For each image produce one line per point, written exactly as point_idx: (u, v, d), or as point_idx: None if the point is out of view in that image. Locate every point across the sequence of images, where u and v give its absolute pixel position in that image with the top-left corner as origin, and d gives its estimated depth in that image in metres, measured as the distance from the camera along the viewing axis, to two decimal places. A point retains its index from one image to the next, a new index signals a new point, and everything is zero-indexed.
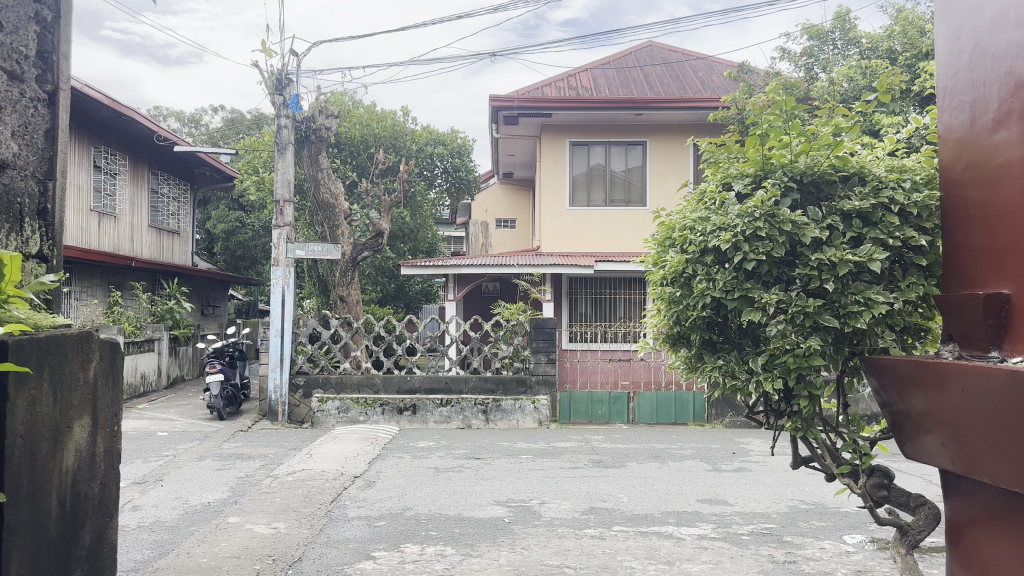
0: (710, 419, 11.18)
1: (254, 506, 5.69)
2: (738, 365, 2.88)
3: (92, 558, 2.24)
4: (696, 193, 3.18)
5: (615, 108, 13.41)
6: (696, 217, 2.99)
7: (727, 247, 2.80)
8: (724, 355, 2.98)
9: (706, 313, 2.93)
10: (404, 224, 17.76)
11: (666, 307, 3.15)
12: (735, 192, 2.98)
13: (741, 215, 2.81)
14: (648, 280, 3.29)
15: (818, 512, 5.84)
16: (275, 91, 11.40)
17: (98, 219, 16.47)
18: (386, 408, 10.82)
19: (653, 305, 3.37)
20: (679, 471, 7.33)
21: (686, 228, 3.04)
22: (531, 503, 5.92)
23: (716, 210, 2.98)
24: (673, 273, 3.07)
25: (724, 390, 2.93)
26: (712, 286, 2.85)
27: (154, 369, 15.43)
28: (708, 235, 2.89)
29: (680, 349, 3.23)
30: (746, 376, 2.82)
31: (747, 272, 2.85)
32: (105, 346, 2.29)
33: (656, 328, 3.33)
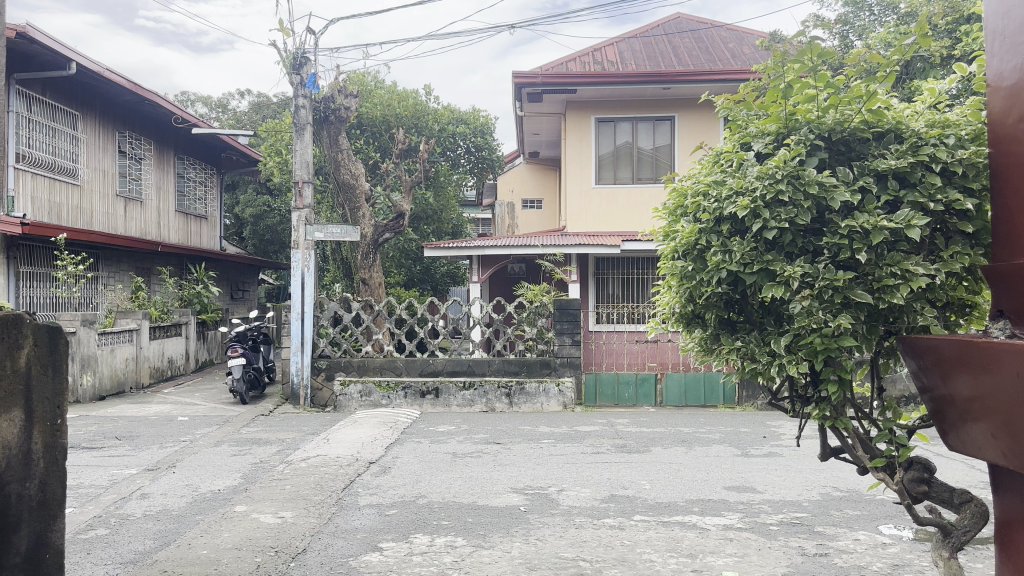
0: (741, 401, 10.83)
1: (262, 494, 5.54)
2: (759, 346, 2.56)
3: (28, 551, 2.57)
4: (710, 157, 2.88)
5: (641, 82, 13.02)
6: (710, 181, 2.69)
7: (745, 214, 2.50)
8: (743, 335, 2.68)
9: (721, 289, 2.62)
10: (426, 205, 17.61)
11: (678, 284, 2.85)
12: (754, 152, 2.67)
13: (760, 178, 2.51)
14: (658, 254, 2.99)
15: (852, 500, 5.54)
16: (293, 70, 11.19)
17: (123, 205, 16.50)
18: (408, 391, 10.69)
19: (665, 282, 3.08)
20: (706, 456, 7.04)
21: (700, 194, 2.74)
22: (549, 490, 5.69)
23: (733, 172, 2.67)
24: (684, 245, 2.76)
25: (742, 374, 2.64)
26: (728, 259, 2.55)
27: (181, 353, 15.46)
28: (723, 202, 2.59)
29: (695, 330, 2.94)
30: (766, 358, 2.51)
31: (769, 242, 2.55)
32: (41, 332, 2.61)
33: (668, 307, 3.05)
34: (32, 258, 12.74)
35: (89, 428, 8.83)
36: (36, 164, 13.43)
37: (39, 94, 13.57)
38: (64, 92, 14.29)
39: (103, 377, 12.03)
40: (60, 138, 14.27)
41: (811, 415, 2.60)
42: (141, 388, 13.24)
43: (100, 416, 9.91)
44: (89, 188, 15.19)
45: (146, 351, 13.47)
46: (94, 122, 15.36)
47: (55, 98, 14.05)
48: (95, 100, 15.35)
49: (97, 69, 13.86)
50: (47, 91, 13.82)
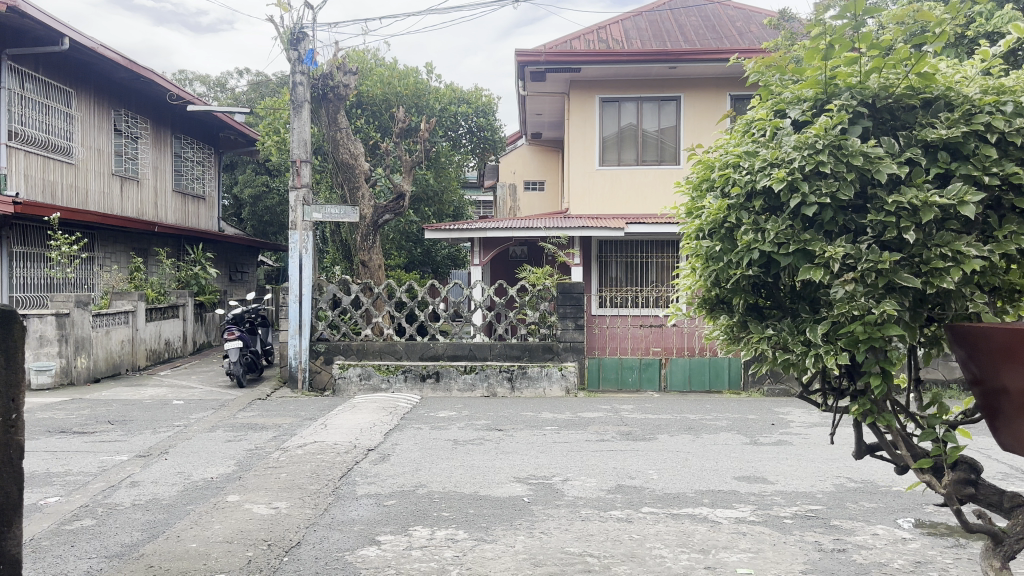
0: (746, 386, 10.66)
1: (256, 483, 5.34)
2: (793, 335, 2.33)
3: None
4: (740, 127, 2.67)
5: (647, 61, 12.73)
6: (742, 151, 2.46)
7: (781, 187, 2.28)
8: (774, 322, 2.46)
9: (751, 272, 2.39)
10: (427, 186, 17.33)
11: (703, 266, 2.63)
12: (790, 119, 2.45)
13: (798, 148, 2.28)
14: (681, 232, 2.77)
15: (867, 492, 5.35)
16: (290, 46, 10.89)
17: (119, 184, 16.23)
18: (408, 375, 10.46)
19: (688, 263, 2.86)
20: (714, 444, 6.83)
21: (729, 166, 2.52)
22: (552, 480, 5.50)
23: (767, 142, 2.45)
24: (712, 222, 2.54)
25: (773, 365, 2.41)
26: (760, 239, 2.32)
27: (179, 336, 15.26)
28: (754, 175, 2.37)
29: (720, 316, 2.72)
30: (802, 349, 2.29)
31: (807, 219, 2.33)
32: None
33: (691, 290, 2.84)
34: (25, 238, 12.51)
35: (81, 412, 8.65)
36: (29, 142, 13.17)
37: (32, 70, 13.29)
38: (56, 68, 13.98)
39: (98, 359, 11.83)
40: (52, 115, 13.99)
41: (848, 409, 2.38)
42: (138, 370, 13.05)
43: (94, 399, 9.73)
44: (84, 167, 14.92)
45: (142, 334, 13.26)
46: (88, 99, 15.08)
47: (47, 75, 13.75)
48: (88, 77, 15.04)
49: (90, 45, 13.55)
50: (40, 68, 13.54)
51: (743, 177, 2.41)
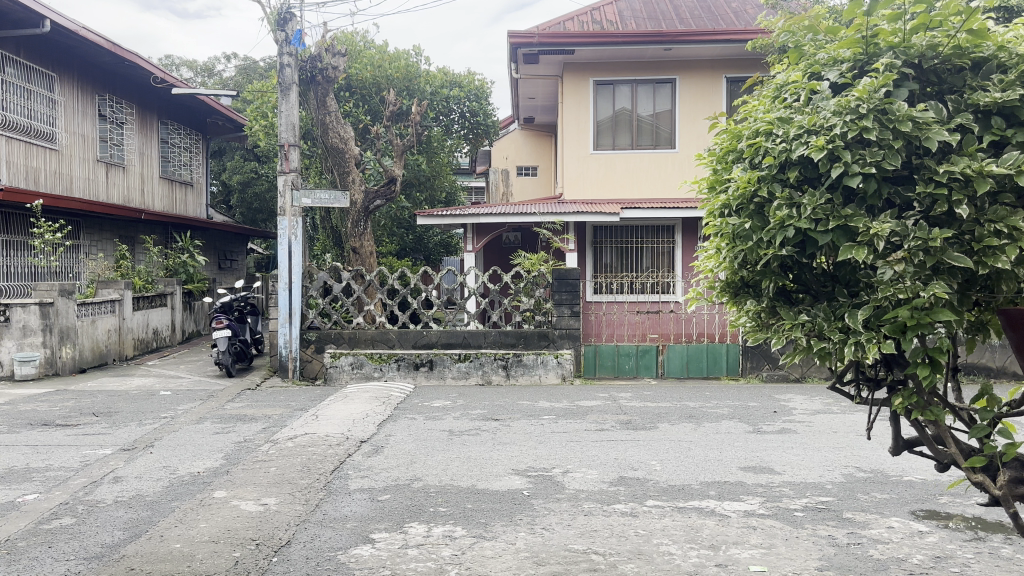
0: (745, 372, 10.48)
1: (244, 478, 5.12)
2: (829, 322, 2.45)
3: None
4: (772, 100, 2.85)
5: (641, 42, 12.50)
6: (775, 119, 2.62)
7: (820, 154, 2.44)
8: (805, 308, 2.59)
9: (784, 252, 2.51)
10: (418, 171, 17.08)
11: (728, 247, 2.76)
12: (828, 82, 2.66)
13: (839, 113, 2.45)
14: (704, 211, 2.91)
15: (879, 482, 5.17)
16: (277, 27, 10.58)
17: (105, 170, 15.91)
18: (401, 364, 10.26)
19: (709, 246, 3.00)
20: (716, 433, 6.64)
21: (760, 134, 2.68)
22: (552, 472, 5.30)
23: (804, 106, 2.63)
24: (738, 198, 2.69)
25: (805, 354, 2.51)
26: (796, 215, 2.45)
27: (167, 324, 15.00)
28: (789, 143, 2.53)
29: (745, 302, 2.84)
30: (838, 337, 2.40)
31: (849, 193, 2.48)
32: None
33: (714, 274, 2.97)
34: (8, 226, 12.21)
35: (65, 403, 8.40)
36: (11, 127, 12.83)
37: (13, 53, 12.93)
38: (37, 51, 13.61)
39: (84, 349, 11.57)
40: (35, 100, 13.64)
41: (892, 405, 2.48)
42: (125, 360, 12.80)
43: (79, 390, 9.49)
44: (68, 152, 14.60)
45: (129, 323, 12.99)
46: (71, 84, 14.73)
47: (29, 58, 13.40)
48: (71, 60, 14.69)
49: (72, 27, 13.20)
50: (21, 51, 13.18)
51: (778, 150, 2.56)
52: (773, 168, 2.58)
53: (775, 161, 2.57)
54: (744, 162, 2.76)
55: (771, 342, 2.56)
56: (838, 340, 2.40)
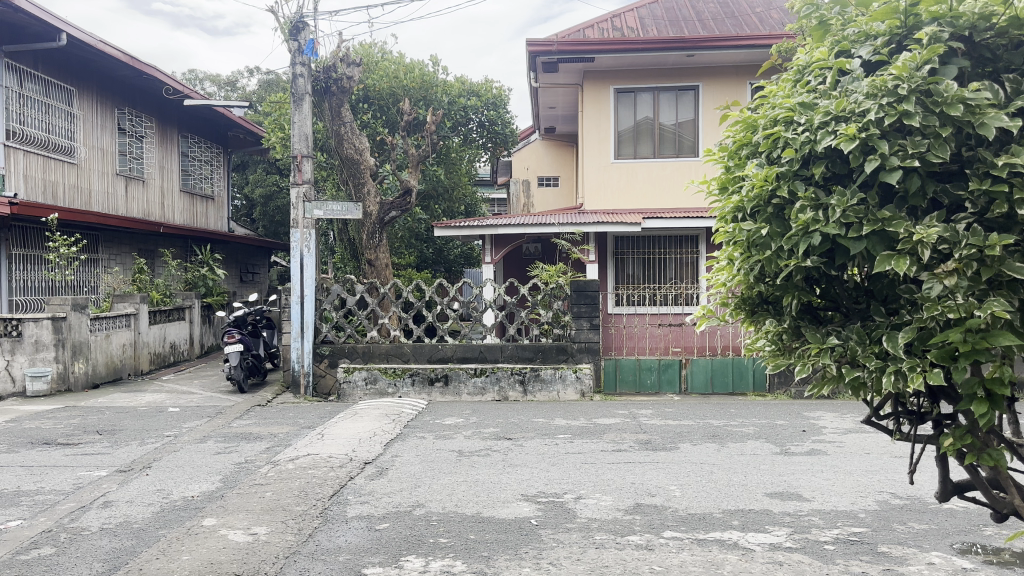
0: (772, 389, 10.09)
1: (237, 504, 4.85)
2: (864, 346, 2.51)
3: None
4: (790, 90, 2.93)
5: (663, 49, 12.19)
6: (800, 107, 2.68)
7: (850, 143, 2.47)
8: (836, 328, 2.65)
9: (809, 262, 2.54)
10: (437, 182, 16.90)
11: (746, 255, 2.81)
12: (860, 60, 2.73)
13: (873, 97, 2.51)
14: (719, 213, 2.98)
15: (915, 510, 4.79)
16: (290, 37, 10.41)
17: (124, 184, 15.87)
18: (415, 379, 9.96)
19: (724, 254, 3.08)
20: (741, 455, 6.25)
21: (783, 125, 2.74)
22: (564, 498, 4.97)
23: (838, 91, 2.69)
24: (755, 199, 2.74)
25: (839, 382, 2.58)
26: (822, 220, 2.48)
27: (185, 338, 14.89)
28: (815, 133, 2.59)
29: (767, 317, 2.92)
30: (874, 365, 2.46)
31: (888, 192, 2.53)
32: None
33: (730, 289, 3.05)
34: (25, 240, 12.18)
35: (70, 420, 8.21)
36: (28, 141, 12.81)
37: (31, 68, 12.93)
38: (56, 65, 13.60)
39: (97, 364, 11.43)
40: (54, 114, 13.62)
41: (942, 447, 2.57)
42: (141, 374, 12.67)
43: (88, 406, 9.33)
44: (87, 166, 14.56)
45: (145, 337, 12.87)
46: (90, 98, 14.71)
47: (48, 72, 13.39)
48: (90, 74, 14.68)
49: (90, 41, 13.19)
50: (39, 65, 13.16)
51: (800, 142, 2.62)
52: (796, 161, 2.65)
53: (799, 153, 2.64)
54: (762, 157, 2.83)
55: (801, 371, 2.64)
56: (873, 368, 2.46)
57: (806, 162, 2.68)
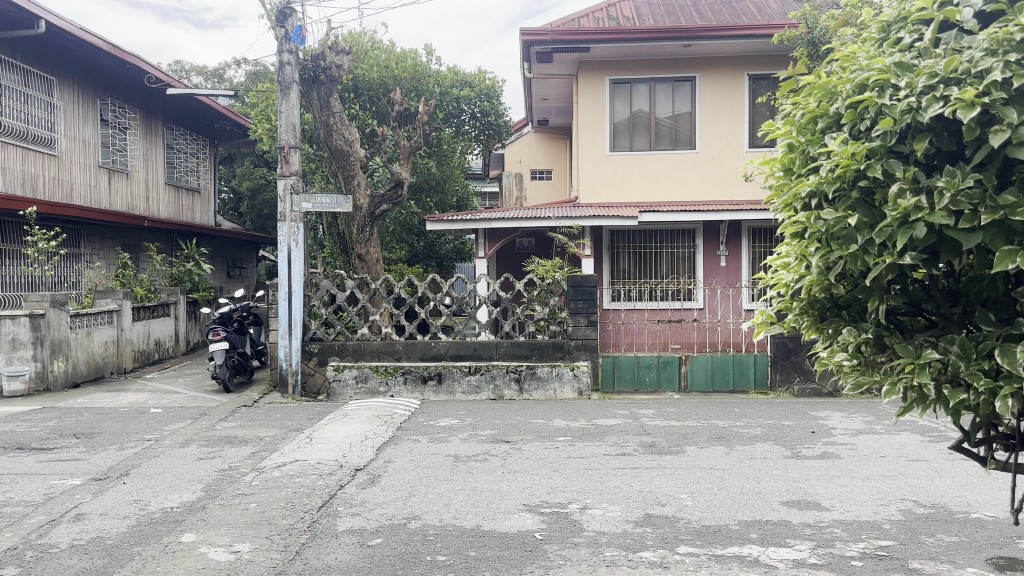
0: (774, 386, 9.79)
1: (219, 517, 4.53)
2: (971, 362, 2.61)
3: None
4: (872, 52, 2.92)
5: (660, 39, 11.88)
6: (905, 74, 2.66)
7: (965, 111, 2.47)
8: (932, 343, 2.73)
9: (911, 256, 2.55)
10: (429, 175, 16.57)
11: (826, 239, 2.81)
12: (967, 14, 2.71)
13: (992, 59, 2.50)
14: (797, 186, 2.96)
15: (941, 520, 4.51)
16: (276, 24, 10.02)
17: (108, 177, 15.45)
18: (408, 377, 9.62)
19: (796, 234, 3.08)
20: (752, 459, 5.96)
21: (876, 92, 2.71)
22: (569, 509, 4.67)
23: (947, 50, 2.67)
24: (846, 172, 2.72)
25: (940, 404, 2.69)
26: (929, 209, 2.49)
27: (170, 335, 14.51)
28: (917, 101, 2.58)
29: (850, 326, 2.99)
30: (979, 391, 2.58)
31: (1001, 171, 2.54)
32: None
33: (800, 280, 3.06)
34: (2, 234, 11.78)
35: (47, 423, 7.84)
36: (7, 132, 12.38)
37: (10, 57, 12.50)
38: (35, 54, 13.17)
39: (78, 362, 11.06)
40: (33, 105, 13.19)
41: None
42: (124, 373, 12.29)
43: (67, 407, 8.96)
44: (68, 158, 14.14)
45: (128, 334, 12.49)
46: (71, 88, 14.28)
47: (27, 62, 12.97)
48: (70, 63, 14.24)
49: (70, 28, 12.77)
50: (18, 54, 12.73)
51: (897, 112, 2.61)
52: (892, 134, 2.64)
53: (896, 123, 2.63)
54: (846, 129, 2.82)
55: (893, 394, 2.74)
56: (982, 389, 2.56)
57: (901, 136, 2.68)
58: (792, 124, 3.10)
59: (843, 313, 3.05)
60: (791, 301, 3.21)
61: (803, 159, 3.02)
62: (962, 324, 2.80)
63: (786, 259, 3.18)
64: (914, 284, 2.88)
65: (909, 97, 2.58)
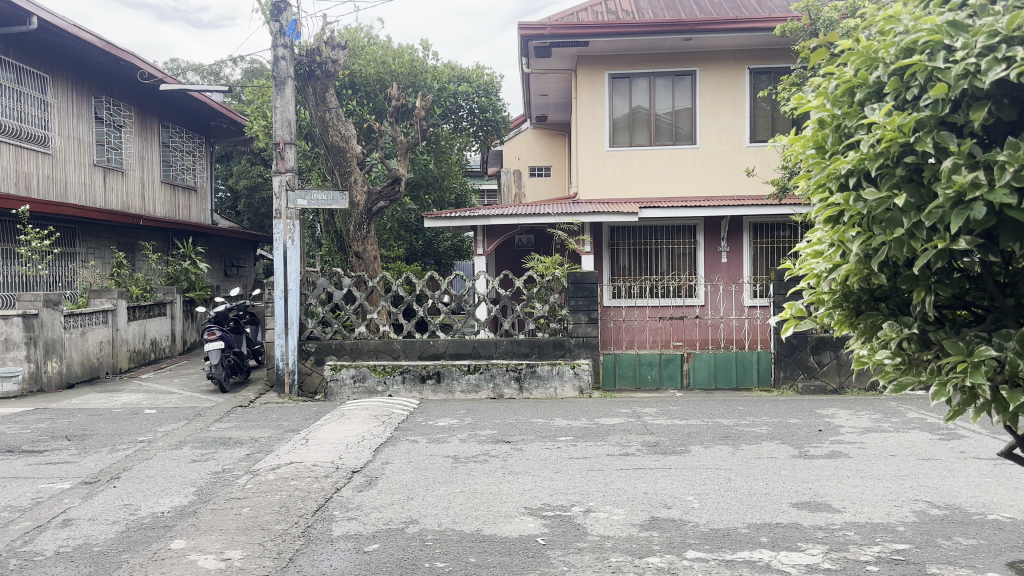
0: (778, 384, 9.63)
1: (211, 523, 4.37)
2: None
3: None
4: (917, 13, 2.79)
5: (660, 33, 11.71)
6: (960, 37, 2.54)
7: None
8: (986, 340, 2.61)
9: (967, 242, 2.44)
10: (427, 172, 16.41)
11: (868, 221, 2.66)
12: None
13: None
14: (834, 163, 2.81)
15: (957, 522, 4.36)
16: (270, 17, 9.84)
17: (103, 175, 15.28)
18: (406, 376, 9.44)
19: (832, 217, 2.92)
20: (758, 458, 5.82)
21: (925, 58, 2.59)
22: (572, 512, 4.52)
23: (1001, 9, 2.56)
24: (896, 147, 2.59)
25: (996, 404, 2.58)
26: (990, 190, 2.37)
27: (167, 335, 14.34)
28: (975, 67, 2.47)
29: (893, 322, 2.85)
30: None
31: None
32: None
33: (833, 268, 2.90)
34: None
35: (38, 425, 7.67)
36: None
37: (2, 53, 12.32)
38: (28, 51, 13.00)
39: (73, 362, 10.89)
40: (26, 102, 13.01)
41: None
42: (119, 373, 12.12)
43: (60, 408, 8.80)
44: (62, 156, 13.96)
45: (123, 334, 12.32)
46: (65, 85, 14.10)
47: (19, 59, 12.79)
48: (64, 60, 14.07)
49: (63, 25, 12.60)
50: (10, 51, 12.54)
51: (953, 76, 2.50)
52: (945, 103, 2.53)
53: (951, 89, 2.51)
54: (889, 99, 2.69)
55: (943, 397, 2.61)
56: None
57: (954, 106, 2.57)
58: (824, 97, 2.94)
59: (882, 306, 2.91)
60: (822, 294, 3.04)
61: (837, 136, 2.87)
62: (1016, 316, 2.71)
63: (818, 247, 3.01)
64: (959, 274, 2.77)
65: (966, 61, 2.47)
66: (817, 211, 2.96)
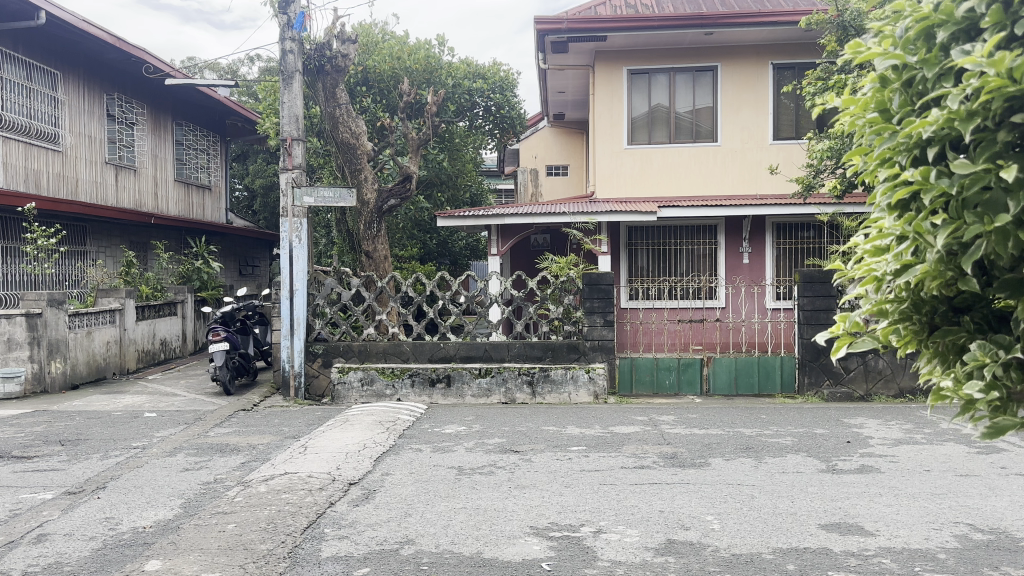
0: (802, 390, 9.21)
1: (192, 541, 4.08)
2: None
3: None
4: None
5: (681, 26, 11.32)
6: None
7: None
8: None
9: None
10: (441, 170, 16.12)
11: (963, 200, 2.28)
12: None
13: None
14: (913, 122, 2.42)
15: (1004, 548, 3.97)
16: (280, 9, 9.51)
17: (114, 173, 15.10)
18: (415, 380, 9.13)
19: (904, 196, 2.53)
20: (783, 473, 5.44)
21: None
22: (581, 533, 4.18)
23: None
24: (1002, 96, 2.20)
25: None
26: None
27: (177, 334, 14.15)
28: None
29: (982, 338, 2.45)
30: None
31: None
32: None
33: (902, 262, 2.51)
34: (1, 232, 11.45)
35: (33, 429, 7.43)
36: (9, 128, 12.02)
37: (12, 49, 12.15)
38: (37, 47, 12.82)
39: (78, 363, 10.67)
40: (37, 99, 12.84)
41: None
42: (127, 374, 11.91)
43: (59, 411, 8.56)
44: (73, 154, 13.79)
45: (131, 333, 12.10)
46: (76, 83, 13.94)
47: (29, 54, 12.61)
48: (75, 58, 13.90)
49: (72, 20, 12.39)
50: (19, 47, 12.36)
51: None
52: None
53: None
54: (989, 36, 2.32)
55: None
56: None
57: None
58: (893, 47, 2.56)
59: (965, 319, 2.53)
60: (885, 303, 2.64)
61: (908, 95, 2.51)
62: None
63: (881, 241, 2.63)
64: None
65: None
66: (882, 193, 2.58)
